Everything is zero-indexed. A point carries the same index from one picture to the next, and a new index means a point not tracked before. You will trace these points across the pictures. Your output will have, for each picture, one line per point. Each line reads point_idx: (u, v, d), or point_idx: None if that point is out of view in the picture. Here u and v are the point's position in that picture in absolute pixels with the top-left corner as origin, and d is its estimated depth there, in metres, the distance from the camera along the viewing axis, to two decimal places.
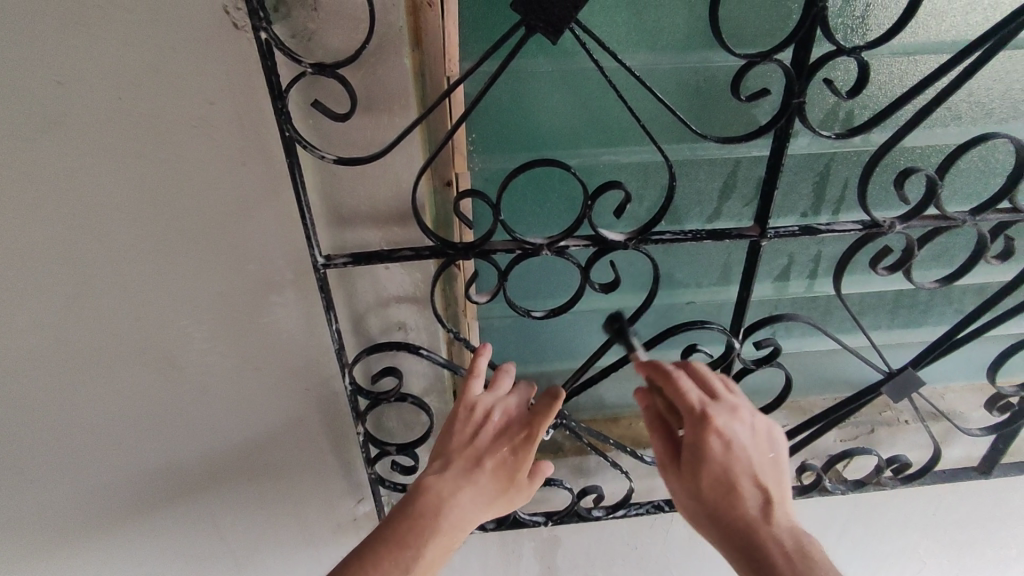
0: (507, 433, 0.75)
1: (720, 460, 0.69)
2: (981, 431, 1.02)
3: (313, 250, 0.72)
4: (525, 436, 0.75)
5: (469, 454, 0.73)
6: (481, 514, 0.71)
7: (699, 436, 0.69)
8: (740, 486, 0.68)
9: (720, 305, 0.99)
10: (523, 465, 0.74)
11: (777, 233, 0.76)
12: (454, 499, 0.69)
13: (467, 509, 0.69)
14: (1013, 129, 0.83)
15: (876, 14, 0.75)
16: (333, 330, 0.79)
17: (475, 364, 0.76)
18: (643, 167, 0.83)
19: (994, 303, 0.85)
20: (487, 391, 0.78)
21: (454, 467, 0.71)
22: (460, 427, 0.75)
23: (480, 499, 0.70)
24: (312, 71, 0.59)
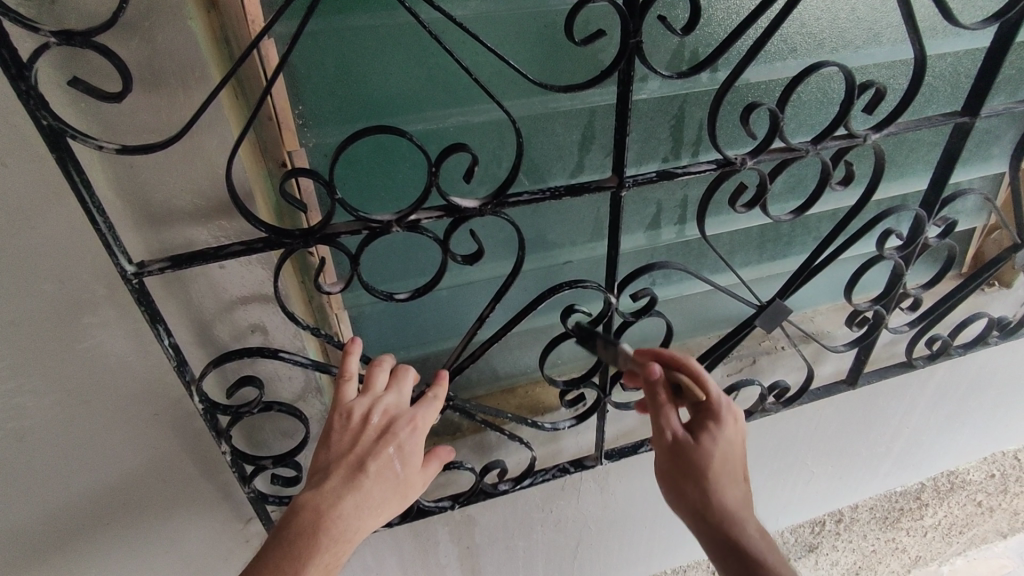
0: (392, 429, 0.68)
1: (729, 450, 0.73)
2: (845, 347, 1.09)
3: (117, 258, 0.61)
4: (410, 429, 0.69)
5: (351, 458, 0.65)
6: (373, 522, 0.64)
7: (719, 423, 0.73)
8: (731, 472, 0.72)
9: (597, 261, 0.97)
10: (413, 460, 0.69)
11: (636, 180, 0.74)
12: (336, 512, 0.61)
13: (352, 518, 0.62)
14: (844, 57, 0.86)
15: None
16: (166, 345, 0.69)
17: (345, 363, 0.70)
18: (496, 127, 0.78)
19: (844, 226, 0.90)
20: (364, 391, 0.71)
21: (336, 476, 0.64)
22: (339, 432, 0.67)
23: (367, 504, 0.63)
24: (57, 41, 0.48)
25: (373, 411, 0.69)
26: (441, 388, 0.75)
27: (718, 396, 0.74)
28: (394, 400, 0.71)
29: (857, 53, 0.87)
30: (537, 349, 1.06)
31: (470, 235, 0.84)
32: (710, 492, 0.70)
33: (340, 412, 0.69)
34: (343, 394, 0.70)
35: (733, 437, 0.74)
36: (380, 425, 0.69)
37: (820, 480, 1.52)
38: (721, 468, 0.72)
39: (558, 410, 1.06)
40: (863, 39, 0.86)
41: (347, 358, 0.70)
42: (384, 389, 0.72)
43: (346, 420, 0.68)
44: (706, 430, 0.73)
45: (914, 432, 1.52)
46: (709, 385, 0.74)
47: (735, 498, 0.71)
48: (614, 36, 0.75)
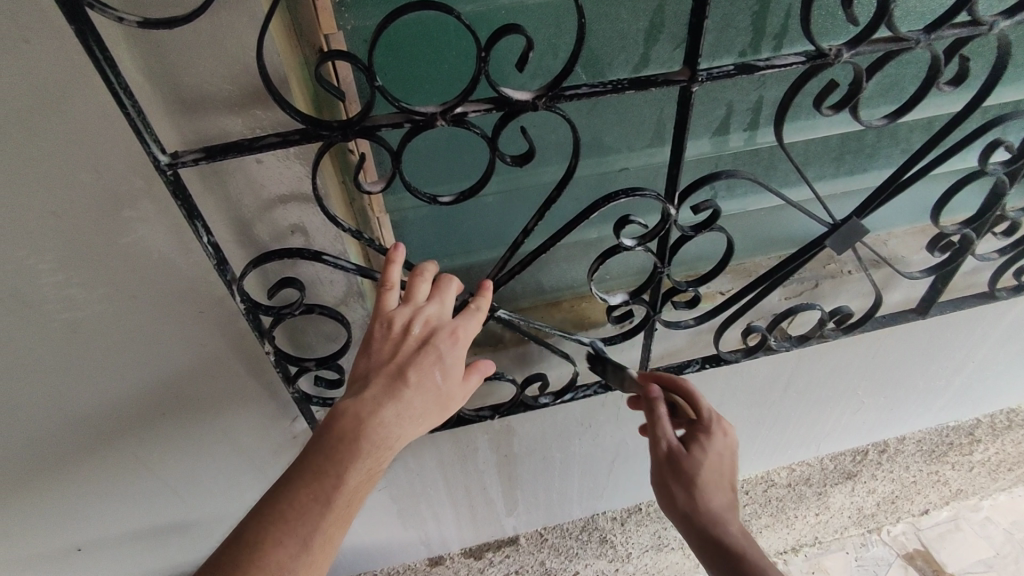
0: (434, 338, 0.66)
1: (717, 462, 0.78)
2: (922, 274, 1.00)
3: (150, 147, 0.58)
4: (452, 341, 0.66)
5: (390, 367, 0.63)
6: (413, 430, 0.63)
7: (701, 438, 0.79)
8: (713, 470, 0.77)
9: (656, 171, 0.89)
10: (454, 371, 0.66)
11: (710, 74, 0.65)
12: (378, 419, 0.60)
13: (392, 427, 0.61)
14: None
15: None
16: (205, 243, 0.67)
17: (388, 271, 0.66)
18: (552, 11, 0.69)
19: (944, 135, 0.79)
20: (405, 302, 0.68)
21: (378, 383, 0.62)
22: (377, 341, 0.65)
23: (408, 412, 0.62)
24: None
25: (414, 320, 0.66)
26: (484, 300, 0.71)
27: (709, 416, 0.80)
28: (436, 309, 0.67)
29: None
30: (584, 264, 1.02)
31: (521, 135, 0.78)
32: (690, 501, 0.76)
33: (380, 320, 0.66)
34: (385, 302, 0.67)
35: (718, 454, 0.78)
36: (420, 336, 0.66)
37: (869, 411, 1.47)
38: (702, 486, 0.76)
39: (603, 326, 1.03)
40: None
41: (389, 264, 0.66)
42: (426, 300, 0.68)
43: (387, 328, 0.65)
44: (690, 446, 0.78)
45: (978, 367, 1.43)
46: (700, 404, 0.81)
47: (714, 508, 0.76)
48: None
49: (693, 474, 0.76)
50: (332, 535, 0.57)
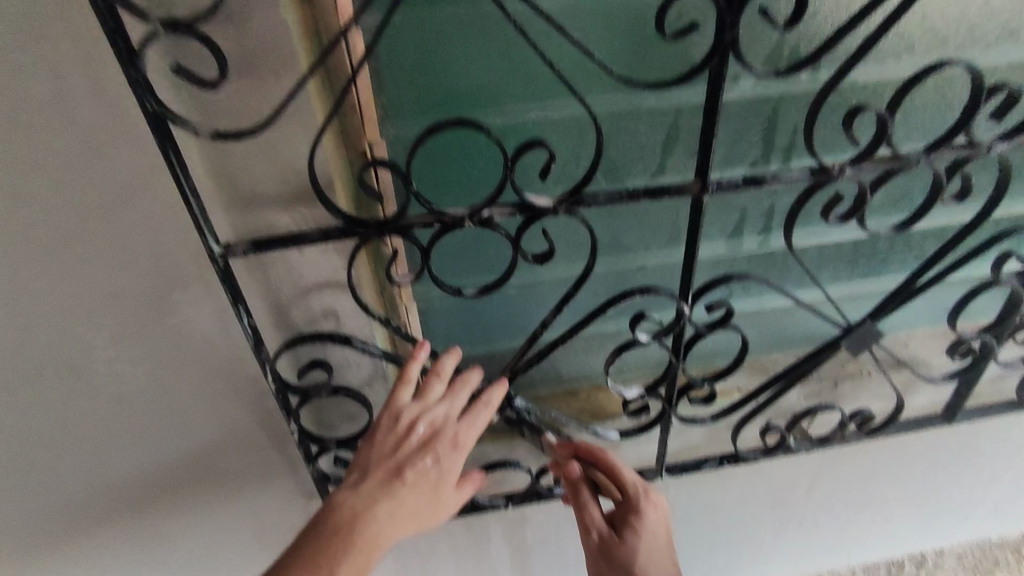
0: (434, 442, 0.69)
1: (648, 535, 0.81)
2: (944, 378, 0.99)
3: (207, 239, 0.65)
4: (452, 445, 0.69)
5: (390, 464, 0.67)
6: (404, 532, 0.66)
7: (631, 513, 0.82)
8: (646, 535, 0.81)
9: (672, 268, 0.93)
10: (450, 476, 0.70)
11: (720, 185, 0.71)
12: (373, 516, 0.64)
13: (384, 524, 0.64)
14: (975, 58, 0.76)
15: None
16: (245, 324, 0.72)
17: (407, 369, 0.69)
18: (575, 125, 0.76)
19: (953, 245, 0.82)
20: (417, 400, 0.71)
21: (377, 478, 0.66)
22: (383, 433, 0.68)
23: (401, 514, 0.65)
24: (164, 30, 0.51)
25: (420, 420, 0.69)
26: (491, 405, 0.73)
27: (634, 490, 0.82)
28: (443, 412, 0.70)
29: (987, 52, 0.75)
30: (602, 355, 1.03)
31: (540, 236, 0.83)
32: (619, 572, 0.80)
33: (390, 412, 0.69)
34: (397, 396, 0.70)
35: (647, 526, 0.81)
36: (423, 435, 0.69)
37: (902, 519, 1.40)
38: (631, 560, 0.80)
39: (620, 417, 1.03)
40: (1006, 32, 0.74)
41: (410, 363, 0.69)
42: (438, 400, 0.71)
43: (394, 424, 0.69)
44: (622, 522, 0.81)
45: (1017, 478, 1.36)
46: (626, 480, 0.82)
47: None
48: (704, 31, 0.67)
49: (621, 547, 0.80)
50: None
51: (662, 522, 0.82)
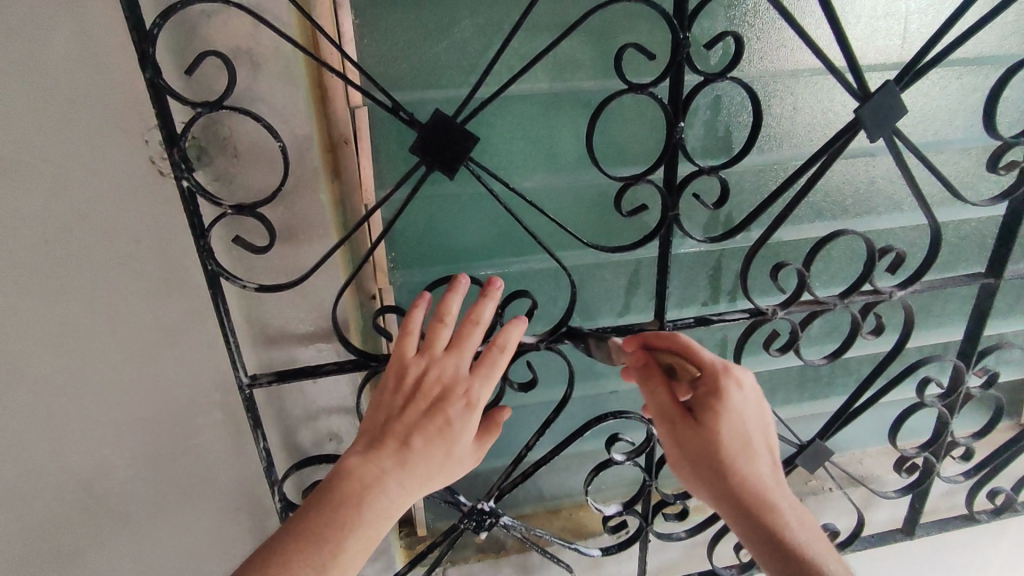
0: (446, 401, 0.65)
1: (744, 416, 0.68)
2: (897, 493, 1.08)
3: (238, 371, 0.74)
4: (463, 404, 0.66)
5: (396, 433, 0.63)
6: (412, 499, 0.63)
7: (720, 385, 0.68)
8: (748, 471, 0.66)
9: (642, 392, 1.04)
10: (465, 434, 0.66)
11: (674, 324, 0.84)
12: (380, 493, 0.60)
13: (392, 495, 0.60)
14: (870, 222, 0.96)
15: (736, 133, 0.88)
16: (261, 446, 0.79)
17: (408, 320, 0.68)
18: (552, 274, 0.92)
19: (881, 371, 0.94)
20: (425, 349, 0.68)
21: (386, 450, 0.62)
22: (391, 392, 0.66)
23: (411, 480, 0.62)
24: (231, 211, 0.66)
25: (429, 373, 0.66)
26: (507, 349, 0.68)
27: (715, 365, 0.69)
28: (452, 367, 0.66)
29: (880, 218, 0.96)
30: (582, 474, 1.11)
31: (525, 367, 0.95)
32: (730, 490, 0.66)
33: (397, 375, 0.67)
34: (404, 349, 0.67)
35: (746, 413, 0.68)
36: (432, 394, 0.66)
37: None
38: (735, 438, 0.67)
39: (601, 535, 1.09)
40: (883, 206, 0.95)
41: (414, 313, 0.69)
42: (445, 350, 0.68)
43: (403, 377, 0.67)
44: (710, 400, 0.68)
45: None
46: (701, 356, 0.70)
47: (763, 489, 0.66)
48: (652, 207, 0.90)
49: (717, 431, 0.66)
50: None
51: (770, 461, 0.68)
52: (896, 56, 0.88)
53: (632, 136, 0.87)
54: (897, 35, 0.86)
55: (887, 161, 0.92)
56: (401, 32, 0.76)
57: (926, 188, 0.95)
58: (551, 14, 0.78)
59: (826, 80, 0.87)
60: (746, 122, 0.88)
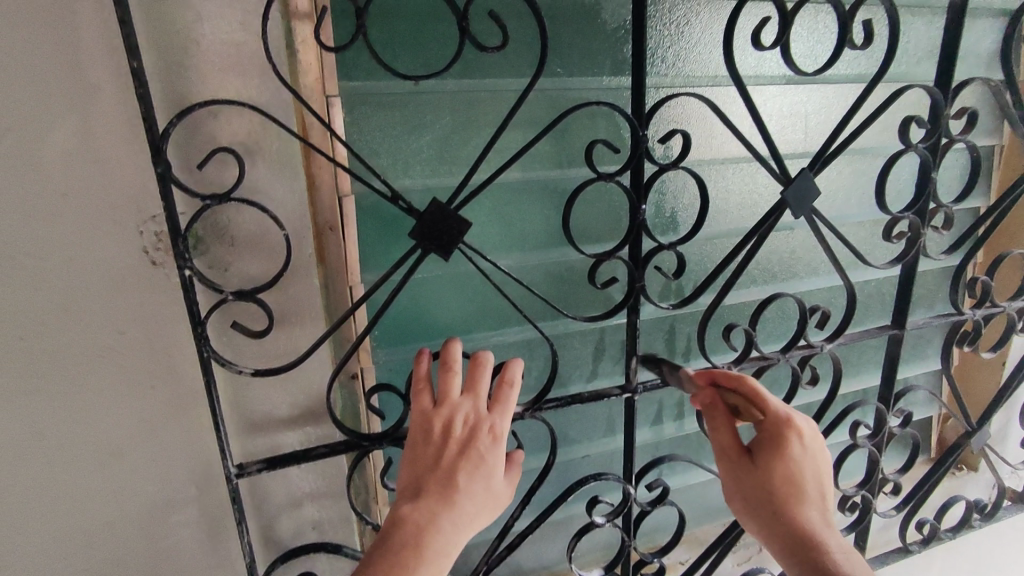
0: (473, 439, 0.74)
1: (802, 455, 0.75)
2: (844, 532, 1.17)
3: (226, 461, 0.71)
4: (490, 439, 0.74)
5: (438, 476, 0.70)
6: (468, 532, 0.70)
7: (784, 428, 0.76)
8: (797, 493, 0.74)
9: (612, 455, 1.09)
10: (497, 466, 0.74)
11: (644, 386, 0.91)
12: (434, 530, 0.67)
13: (447, 533, 0.67)
14: (795, 285, 1.10)
15: (682, 214, 1.01)
16: (246, 541, 0.74)
17: (416, 370, 0.77)
18: (527, 344, 0.97)
19: (819, 416, 1.06)
20: (443, 396, 0.76)
21: (431, 491, 0.69)
22: (421, 442, 0.74)
23: (460, 515, 0.69)
24: (232, 297, 0.67)
25: (454, 418, 0.74)
26: (515, 382, 0.78)
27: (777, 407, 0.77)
28: (472, 408, 0.75)
29: (802, 281, 1.11)
30: (559, 543, 1.12)
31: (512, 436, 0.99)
32: (779, 518, 0.73)
33: (422, 425, 0.75)
34: (421, 401, 0.76)
35: (801, 453, 0.75)
36: (460, 436, 0.74)
37: None
38: (790, 473, 0.74)
39: None
40: (804, 271, 1.10)
41: (420, 372, 0.77)
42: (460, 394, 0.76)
43: (429, 429, 0.74)
44: (770, 438, 0.76)
45: None
46: (771, 397, 0.78)
47: (813, 521, 0.72)
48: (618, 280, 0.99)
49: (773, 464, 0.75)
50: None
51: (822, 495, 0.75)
52: (802, 147, 1.05)
53: (594, 219, 0.97)
54: (802, 130, 1.04)
55: (803, 233, 1.08)
56: (386, 127, 0.82)
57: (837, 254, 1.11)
58: (521, 112, 0.88)
59: (749, 168, 1.03)
60: (689, 206, 1.01)
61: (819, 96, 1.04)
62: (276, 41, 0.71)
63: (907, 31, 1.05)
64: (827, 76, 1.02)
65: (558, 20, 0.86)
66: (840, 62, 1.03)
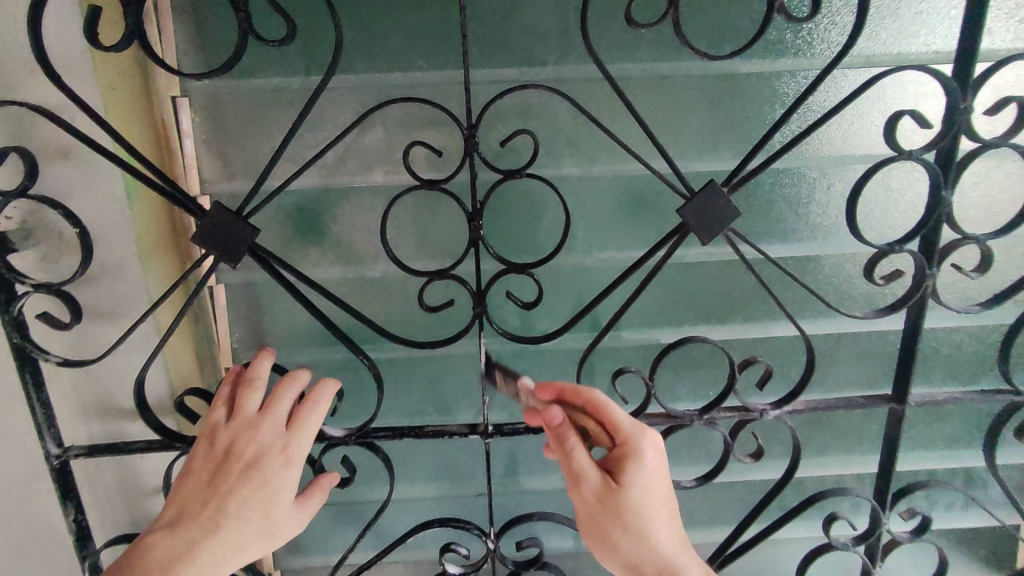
0: (257, 465, 0.67)
1: (654, 483, 0.65)
2: None
3: (45, 442, 0.75)
4: (276, 467, 0.68)
5: (211, 500, 0.66)
6: (235, 560, 0.66)
7: (636, 456, 0.65)
8: (644, 523, 0.64)
9: (515, 497, 0.97)
10: (281, 495, 0.68)
11: (500, 429, 0.78)
12: (187, 561, 0.63)
13: (201, 564, 0.63)
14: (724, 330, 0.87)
15: (541, 234, 0.83)
16: (70, 520, 0.77)
17: (225, 378, 0.72)
18: (407, 364, 0.89)
19: (765, 504, 0.82)
20: (236, 412, 0.69)
21: (196, 519, 0.65)
22: (202, 459, 0.68)
23: (225, 546, 0.65)
24: (36, 287, 0.68)
25: (241, 438, 0.68)
26: (318, 405, 0.70)
27: (626, 432, 0.66)
28: (263, 430, 0.68)
29: (775, 324, 0.87)
30: None
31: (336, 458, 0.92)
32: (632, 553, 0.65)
33: (209, 438, 0.69)
34: (216, 414, 0.70)
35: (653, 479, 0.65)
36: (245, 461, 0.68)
37: None
38: (641, 508, 0.64)
39: None
40: (752, 312, 0.86)
41: (223, 384, 0.72)
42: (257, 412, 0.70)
43: (217, 444, 0.69)
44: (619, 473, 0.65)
45: None
46: (622, 424, 0.66)
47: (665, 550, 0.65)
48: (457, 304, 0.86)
49: (625, 499, 0.64)
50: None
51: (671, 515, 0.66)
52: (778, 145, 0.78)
53: (421, 233, 0.84)
54: (742, 137, 0.79)
55: (752, 264, 0.84)
56: (237, 124, 0.78)
57: (799, 293, 0.85)
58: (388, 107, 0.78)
59: (668, 181, 0.81)
60: (550, 224, 0.83)
61: (783, 84, 0.77)
62: (73, 44, 0.69)
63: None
64: (756, 63, 0.76)
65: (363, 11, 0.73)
66: (778, 43, 0.76)
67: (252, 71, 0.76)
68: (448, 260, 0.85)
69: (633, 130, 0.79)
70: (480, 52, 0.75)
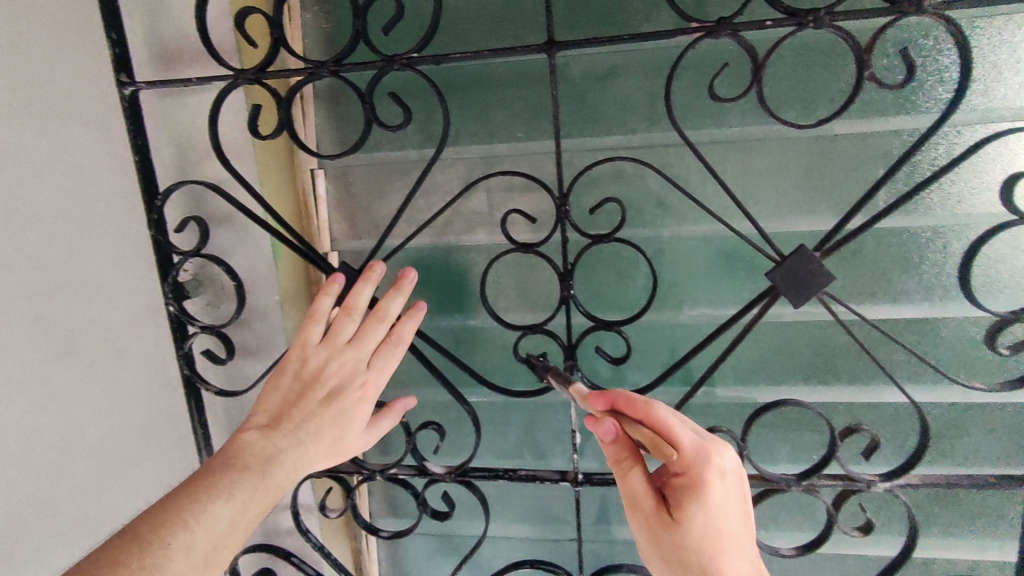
0: (343, 390, 0.67)
1: (722, 516, 0.56)
2: None
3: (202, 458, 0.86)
4: (360, 392, 0.68)
5: (298, 411, 0.66)
6: (312, 470, 0.67)
7: (705, 483, 0.55)
8: (712, 559, 0.56)
9: (606, 544, 0.97)
10: (359, 419, 0.69)
11: (591, 479, 0.80)
12: (277, 465, 0.64)
13: (287, 469, 0.65)
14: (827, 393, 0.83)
15: (632, 291, 0.84)
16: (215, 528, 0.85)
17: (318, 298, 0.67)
18: (504, 408, 0.93)
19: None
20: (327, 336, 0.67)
21: (289, 428, 0.66)
22: (292, 376, 0.67)
23: (309, 457, 0.66)
24: (201, 328, 0.81)
25: (329, 363, 0.66)
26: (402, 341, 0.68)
27: (693, 452, 0.55)
28: (352, 360, 0.67)
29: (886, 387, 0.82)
30: None
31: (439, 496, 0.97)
32: None
33: (299, 359, 0.67)
34: (307, 335, 0.67)
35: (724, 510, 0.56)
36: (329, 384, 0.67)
37: None
38: (710, 549, 0.56)
39: None
40: (857, 374, 0.82)
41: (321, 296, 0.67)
42: (346, 342, 0.67)
43: (304, 366, 0.67)
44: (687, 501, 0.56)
45: None
46: (686, 445, 0.55)
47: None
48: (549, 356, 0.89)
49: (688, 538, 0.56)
50: (219, 554, 0.59)
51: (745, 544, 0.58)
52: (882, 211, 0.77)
53: (515, 288, 0.88)
54: (842, 197, 0.78)
55: (860, 325, 0.80)
56: (366, 191, 0.90)
57: (915, 357, 0.80)
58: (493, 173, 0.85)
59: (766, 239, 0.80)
60: (641, 282, 0.84)
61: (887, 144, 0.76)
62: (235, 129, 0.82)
63: (981, 42, 0.71)
64: (849, 124, 0.76)
65: (464, 95, 0.81)
66: (872, 104, 0.75)
67: (378, 146, 0.88)
68: (540, 315, 0.88)
69: (729, 190, 0.79)
70: (572, 126, 0.80)
